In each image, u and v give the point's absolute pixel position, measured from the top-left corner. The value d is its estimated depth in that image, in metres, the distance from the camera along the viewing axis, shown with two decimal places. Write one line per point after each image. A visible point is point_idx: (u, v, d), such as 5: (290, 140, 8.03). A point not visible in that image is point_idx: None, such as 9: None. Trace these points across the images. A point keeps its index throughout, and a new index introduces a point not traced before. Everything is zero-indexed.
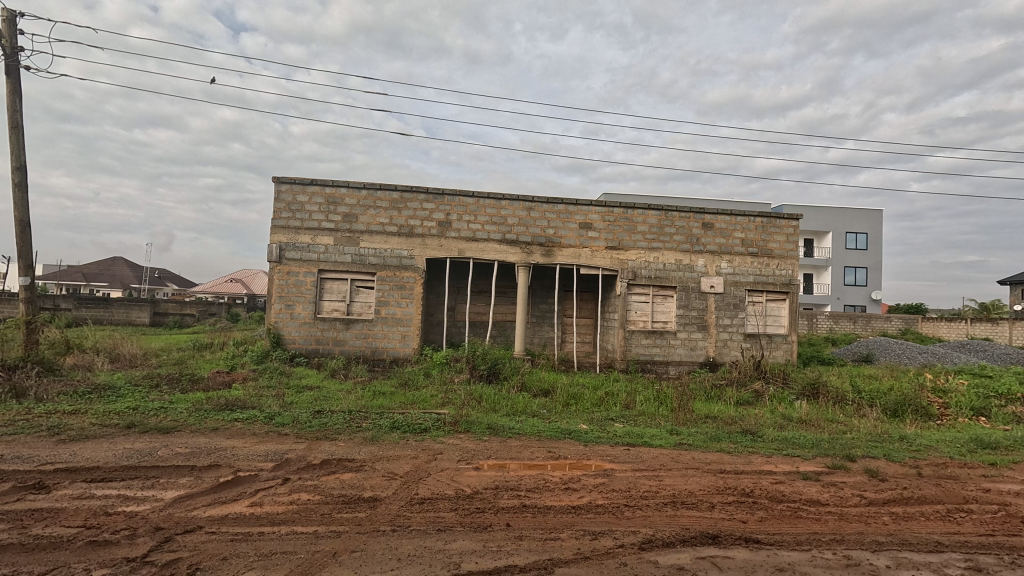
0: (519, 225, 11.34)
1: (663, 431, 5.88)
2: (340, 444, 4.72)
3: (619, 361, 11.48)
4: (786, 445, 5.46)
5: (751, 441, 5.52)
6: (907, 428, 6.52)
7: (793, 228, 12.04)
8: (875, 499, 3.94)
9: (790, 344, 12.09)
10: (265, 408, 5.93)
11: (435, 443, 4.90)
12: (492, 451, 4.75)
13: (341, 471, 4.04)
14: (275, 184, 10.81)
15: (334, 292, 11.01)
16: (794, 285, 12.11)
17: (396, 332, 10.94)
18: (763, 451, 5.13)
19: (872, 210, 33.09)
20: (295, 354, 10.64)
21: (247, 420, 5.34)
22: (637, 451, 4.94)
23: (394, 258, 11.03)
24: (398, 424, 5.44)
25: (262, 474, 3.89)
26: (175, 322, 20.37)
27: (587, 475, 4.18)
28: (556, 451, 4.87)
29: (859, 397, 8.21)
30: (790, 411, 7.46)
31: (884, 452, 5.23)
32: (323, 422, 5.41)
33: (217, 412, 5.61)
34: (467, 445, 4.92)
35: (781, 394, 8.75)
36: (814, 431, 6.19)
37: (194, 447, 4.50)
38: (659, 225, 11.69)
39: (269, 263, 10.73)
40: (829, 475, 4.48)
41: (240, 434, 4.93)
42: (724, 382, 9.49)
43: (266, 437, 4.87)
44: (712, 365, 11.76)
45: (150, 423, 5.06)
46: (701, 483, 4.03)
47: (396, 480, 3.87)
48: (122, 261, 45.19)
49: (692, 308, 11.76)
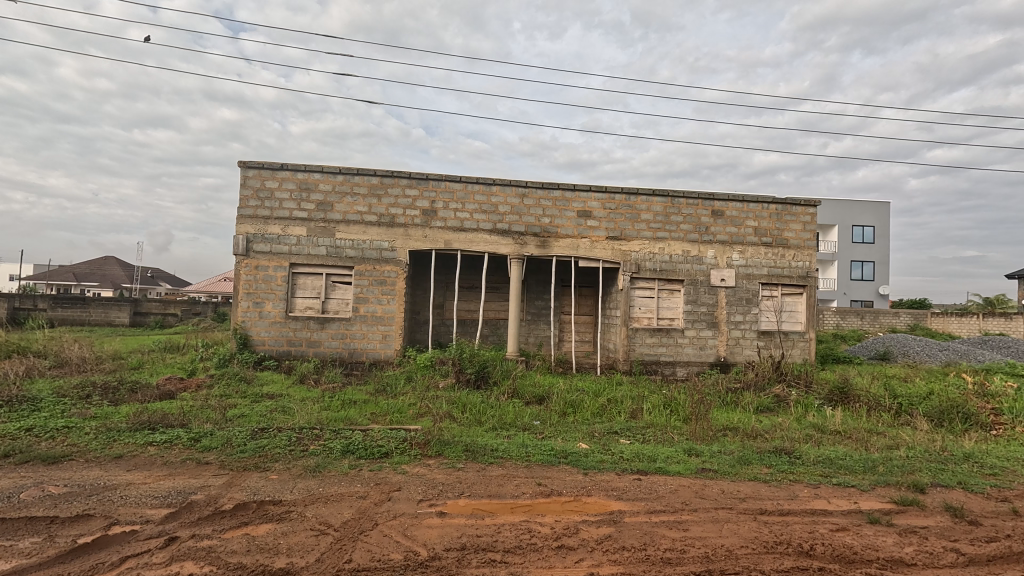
0: (512, 214, 10.29)
1: (679, 450, 4.86)
2: (272, 478, 3.68)
3: (621, 362, 10.45)
4: (832, 469, 4.45)
5: (790, 466, 4.47)
6: (965, 441, 5.51)
7: (810, 216, 10.98)
8: (977, 557, 2.90)
9: (807, 342, 11.07)
10: (196, 426, 4.87)
11: (394, 475, 3.84)
12: (466, 486, 3.70)
13: (255, 523, 3.00)
14: (241, 169, 9.75)
15: (308, 288, 9.96)
16: (811, 278, 11.08)
17: (376, 332, 9.88)
18: (810, 481, 4.08)
19: (879, 203, 32.00)
20: (264, 358, 9.61)
21: (165, 444, 4.30)
22: (651, 483, 3.89)
23: (373, 250, 9.97)
24: (352, 446, 4.39)
25: (142, 531, 2.85)
26: (156, 322, 19.31)
27: (586, 522, 3.15)
28: (547, 484, 3.81)
29: (897, 404, 7.20)
30: (821, 421, 6.50)
31: (957, 479, 4.18)
32: (262, 445, 4.36)
33: (132, 434, 4.57)
34: (434, 476, 3.87)
35: (806, 400, 7.74)
36: (857, 450, 5.19)
37: (75, 485, 3.45)
38: (664, 213, 10.62)
39: (234, 256, 9.68)
40: (901, 516, 3.44)
41: (149, 464, 3.89)
42: (739, 387, 8.50)
43: (179, 470, 3.82)
44: (724, 366, 10.74)
45: (37, 450, 4.00)
46: (741, 537, 3.00)
47: (326, 539, 2.83)
48: (113, 261, 43.95)
49: (701, 303, 10.73)
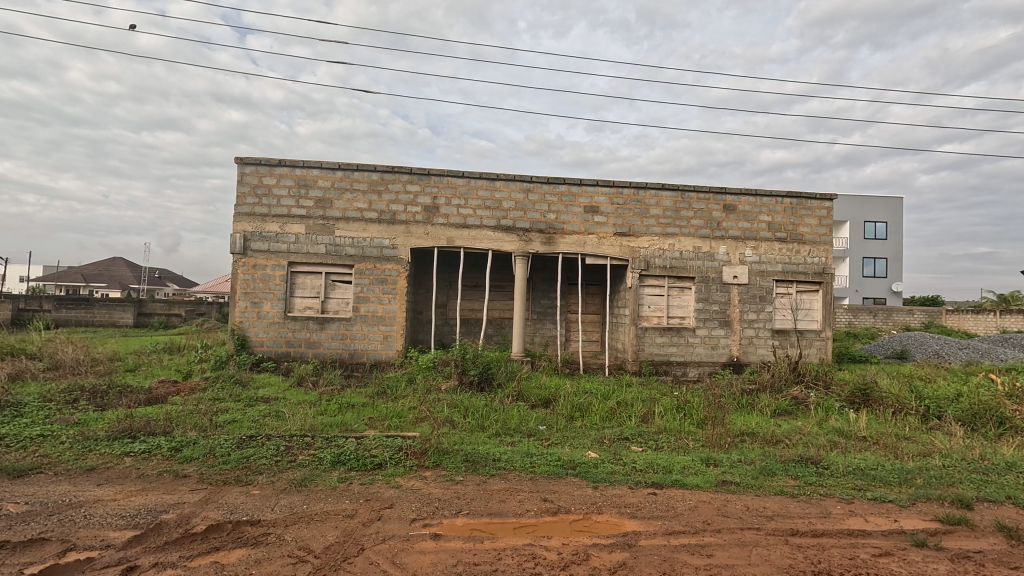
0: (516, 210, 9.95)
1: (696, 460, 4.51)
2: (252, 494, 3.37)
3: (630, 362, 10.09)
4: (864, 480, 4.09)
5: (819, 478, 4.10)
6: (1003, 448, 5.12)
7: (826, 210, 10.54)
8: None
9: (824, 342, 10.65)
10: (180, 434, 4.58)
11: (387, 490, 3.53)
12: (466, 502, 3.37)
13: (228, 548, 2.69)
14: (238, 166, 9.48)
15: (306, 288, 9.68)
16: (828, 275, 10.67)
17: (377, 332, 9.58)
18: (843, 495, 3.72)
19: (893, 198, 31.28)
20: (262, 359, 9.34)
21: (144, 455, 4.01)
22: (668, 498, 3.55)
23: (374, 248, 9.67)
24: (342, 456, 4.07)
25: (100, 558, 2.55)
26: (160, 322, 19.13)
27: (597, 547, 2.82)
28: (553, 500, 3.46)
29: (924, 406, 6.79)
30: (844, 425, 6.13)
31: (1006, 494, 3.80)
32: (246, 455, 4.06)
33: (110, 443, 4.28)
34: (430, 491, 3.55)
35: (826, 402, 7.35)
36: (888, 459, 4.81)
37: (37, 503, 3.15)
38: (674, 208, 10.24)
39: (232, 255, 9.41)
40: (949, 539, 3.09)
41: (123, 478, 3.60)
42: (754, 389, 8.12)
43: (154, 484, 3.53)
44: (736, 366, 10.35)
45: (3, 462, 3.72)
46: (773, 565, 2.66)
47: (304, 568, 2.51)
48: (121, 262, 44.04)
49: (712, 301, 10.35)
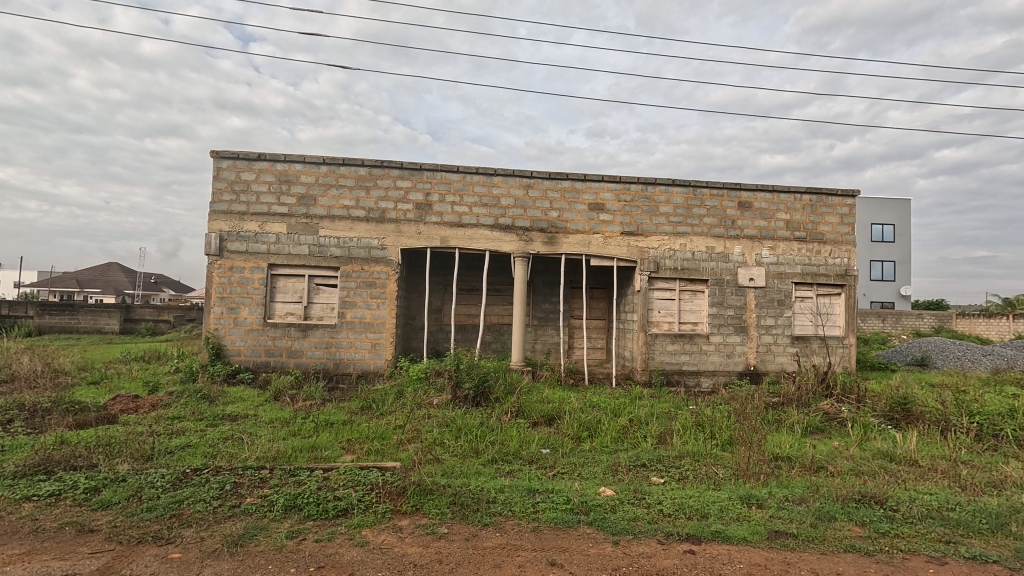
0: (516, 207, 9.18)
1: (735, 497, 3.70)
2: (169, 563, 2.56)
3: (639, 372, 9.29)
4: (951, 530, 3.27)
5: (892, 524, 3.30)
6: None
7: (848, 207, 9.75)
8: None
9: (847, 349, 9.83)
10: (108, 469, 3.77)
11: (348, 551, 2.73)
12: (449, 570, 2.58)
13: None
14: (214, 159, 8.70)
15: (289, 291, 8.90)
16: (851, 277, 9.88)
17: (365, 340, 8.79)
18: (931, 552, 2.94)
19: (902, 201, 30.50)
20: (238, 370, 8.53)
21: (49, 501, 3.20)
22: (710, 561, 2.76)
23: (361, 248, 8.89)
24: (299, 499, 3.27)
25: None
26: (147, 330, 18.19)
27: None
28: (563, 564, 2.67)
29: (978, 425, 5.97)
30: (891, 446, 5.34)
31: None
32: (178, 499, 3.25)
33: (15, 483, 3.47)
34: (405, 552, 2.75)
35: (862, 419, 6.52)
36: (963, 495, 4.00)
37: None
38: (685, 205, 9.47)
39: (206, 256, 8.61)
40: None
41: (8, 536, 2.79)
42: (778, 403, 7.30)
43: (48, 544, 2.73)
44: (754, 376, 9.55)
45: None
46: None
47: None
48: (116, 266, 43.27)
49: (727, 305, 9.56)
